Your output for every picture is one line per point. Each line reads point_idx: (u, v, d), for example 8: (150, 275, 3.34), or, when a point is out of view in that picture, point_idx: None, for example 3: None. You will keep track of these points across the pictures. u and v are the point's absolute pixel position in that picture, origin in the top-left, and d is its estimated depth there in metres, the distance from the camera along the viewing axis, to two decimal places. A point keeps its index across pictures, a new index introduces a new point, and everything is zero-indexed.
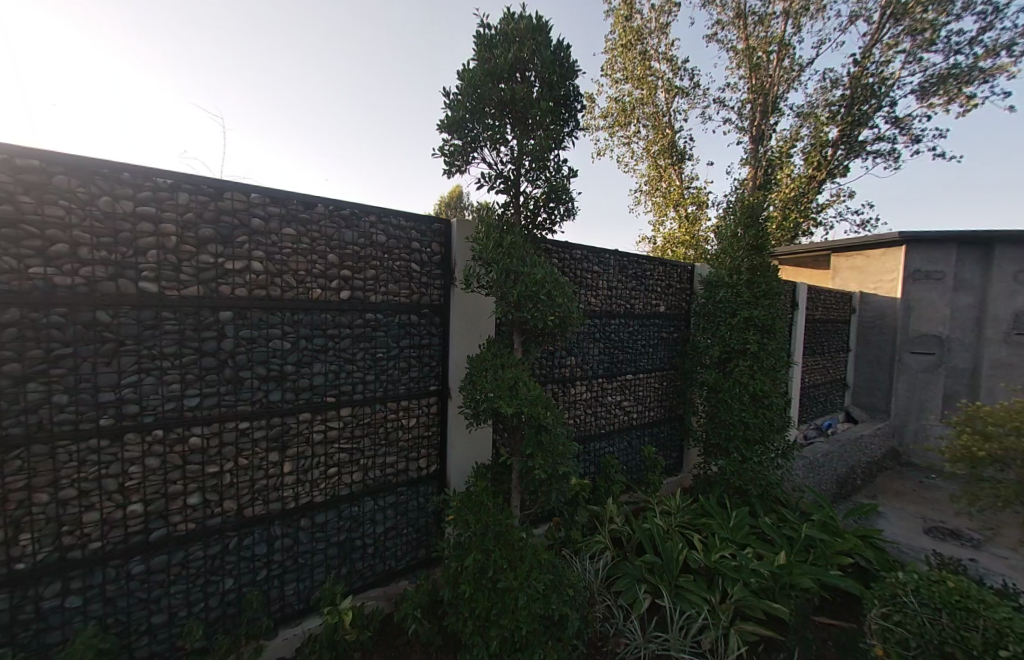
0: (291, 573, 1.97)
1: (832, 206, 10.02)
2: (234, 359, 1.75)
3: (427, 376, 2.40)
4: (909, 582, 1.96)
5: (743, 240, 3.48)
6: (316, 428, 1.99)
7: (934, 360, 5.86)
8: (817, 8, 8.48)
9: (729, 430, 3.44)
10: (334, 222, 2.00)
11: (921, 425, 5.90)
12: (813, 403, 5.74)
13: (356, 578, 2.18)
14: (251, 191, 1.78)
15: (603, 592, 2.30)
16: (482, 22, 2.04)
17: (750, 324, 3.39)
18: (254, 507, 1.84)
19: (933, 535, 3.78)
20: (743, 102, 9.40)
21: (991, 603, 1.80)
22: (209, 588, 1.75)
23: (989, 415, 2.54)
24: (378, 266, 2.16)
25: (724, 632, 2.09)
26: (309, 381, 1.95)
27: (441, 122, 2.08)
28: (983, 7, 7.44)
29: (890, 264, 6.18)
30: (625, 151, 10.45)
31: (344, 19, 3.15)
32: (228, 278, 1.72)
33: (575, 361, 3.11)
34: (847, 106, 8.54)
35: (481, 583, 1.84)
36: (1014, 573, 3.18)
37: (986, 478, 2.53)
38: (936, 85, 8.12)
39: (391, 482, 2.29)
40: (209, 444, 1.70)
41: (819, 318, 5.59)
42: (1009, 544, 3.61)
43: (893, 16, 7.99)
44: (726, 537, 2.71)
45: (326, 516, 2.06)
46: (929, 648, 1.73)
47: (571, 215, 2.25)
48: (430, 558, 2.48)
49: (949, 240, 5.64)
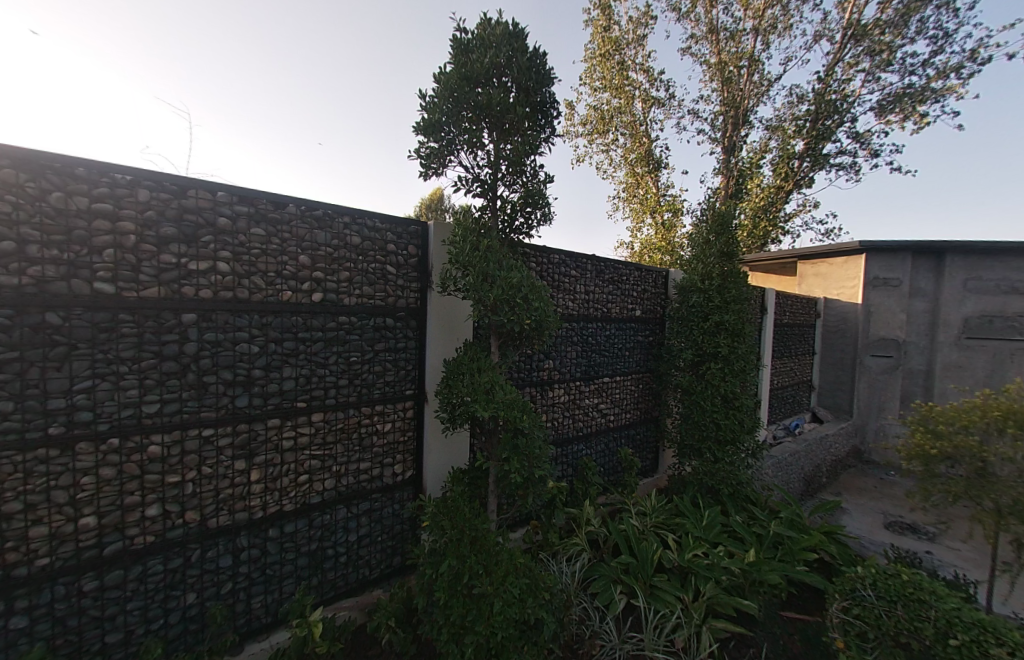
0: (258, 585, 1.89)
1: (799, 215, 10.50)
2: (198, 363, 1.68)
3: (403, 380, 2.36)
4: (867, 576, 2.05)
5: (715, 246, 3.59)
6: (285, 435, 1.93)
7: (892, 362, 6.19)
8: (785, 27, 8.91)
9: (702, 431, 3.54)
10: (306, 222, 1.96)
11: (881, 424, 6.21)
12: (782, 404, 5.95)
13: (328, 589, 2.12)
14: (217, 189, 1.72)
15: (580, 594, 2.31)
16: (459, 26, 2.04)
17: (720, 328, 3.51)
18: (219, 517, 1.77)
19: (892, 529, 3.98)
20: (715, 114, 9.74)
21: (942, 594, 1.89)
22: (169, 604, 1.66)
23: (940, 415, 2.68)
24: (352, 267, 2.12)
25: (697, 629, 2.13)
26: (278, 386, 1.89)
27: (416, 124, 2.07)
28: (934, 31, 7.98)
29: (852, 272, 6.49)
30: (604, 158, 10.69)
31: (318, 18, 3.15)
32: (192, 279, 1.65)
33: (552, 364, 3.14)
34: (813, 121, 8.97)
35: (457, 590, 1.81)
36: (967, 563, 3.37)
37: (938, 475, 2.66)
38: (893, 103, 8.62)
39: (365, 489, 2.24)
40: (169, 452, 1.63)
41: (786, 323, 5.83)
42: (960, 537, 3.84)
43: (854, 37, 8.46)
44: (699, 536, 2.77)
45: (296, 525, 2.00)
46: (887, 639, 1.82)
47: (548, 220, 2.26)
48: (405, 566, 2.43)
49: (905, 249, 5.98)
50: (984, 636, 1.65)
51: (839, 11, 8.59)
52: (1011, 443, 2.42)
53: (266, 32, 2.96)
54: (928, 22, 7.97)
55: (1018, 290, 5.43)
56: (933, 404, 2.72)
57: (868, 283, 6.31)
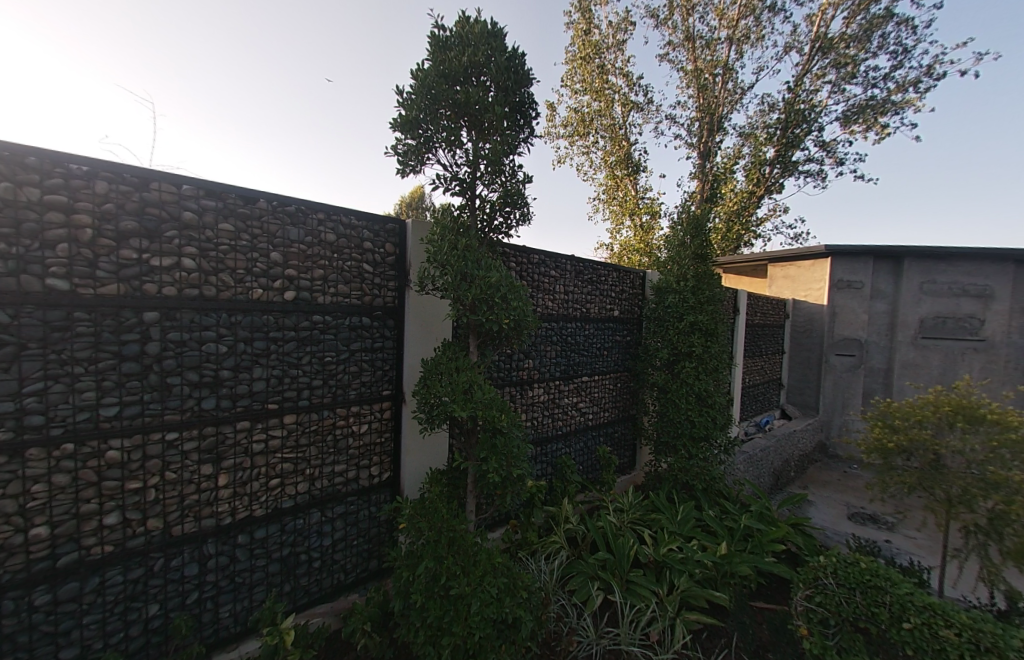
0: (226, 594, 1.82)
1: (770, 220, 10.89)
2: (161, 364, 1.60)
3: (380, 381, 2.32)
4: (829, 565, 2.14)
5: (690, 248, 3.69)
6: (255, 438, 1.87)
7: (855, 360, 6.50)
8: (757, 37, 9.23)
9: (677, 429, 3.63)
10: (278, 218, 1.90)
11: (845, 420, 6.51)
12: (753, 401, 6.15)
13: (301, 596, 2.06)
14: (183, 182, 1.65)
15: (558, 591, 2.33)
16: (437, 23, 2.02)
17: (694, 328, 3.61)
18: (185, 524, 1.69)
19: (855, 520, 4.17)
20: (691, 120, 10.00)
21: (896, 580, 2.00)
22: (129, 616, 1.58)
23: (896, 410, 2.84)
24: (327, 265, 2.07)
25: (671, 622, 2.18)
26: (248, 387, 1.83)
27: (393, 121, 2.04)
28: (895, 47, 8.42)
29: (819, 274, 6.77)
30: (584, 160, 10.81)
31: (298, 17, 3.15)
32: (155, 275, 1.58)
33: (532, 364, 3.15)
34: (783, 129, 9.33)
35: (434, 591, 1.80)
36: (920, 550, 3.58)
37: (896, 467, 2.80)
38: (857, 114, 9.05)
39: (340, 492, 2.19)
40: (129, 457, 1.55)
41: (757, 323, 6.03)
42: (916, 526, 4.06)
43: (821, 49, 8.83)
44: (674, 531, 2.84)
45: (267, 531, 1.93)
46: (846, 625, 1.92)
47: (526, 220, 2.27)
48: (382, 569, 2.40)
49: (867, 253, 6.29)
50: (934, 618, 1.76)
51: (808, 24, 8.97)
52: (960, 436, 2.59)
53: (243, 32, 2.95)
54: (888, 38, 8.41)
55: (966, 294, 5.93)
56: (892, 401, 2.88)
57: (834, 286, 6.59)
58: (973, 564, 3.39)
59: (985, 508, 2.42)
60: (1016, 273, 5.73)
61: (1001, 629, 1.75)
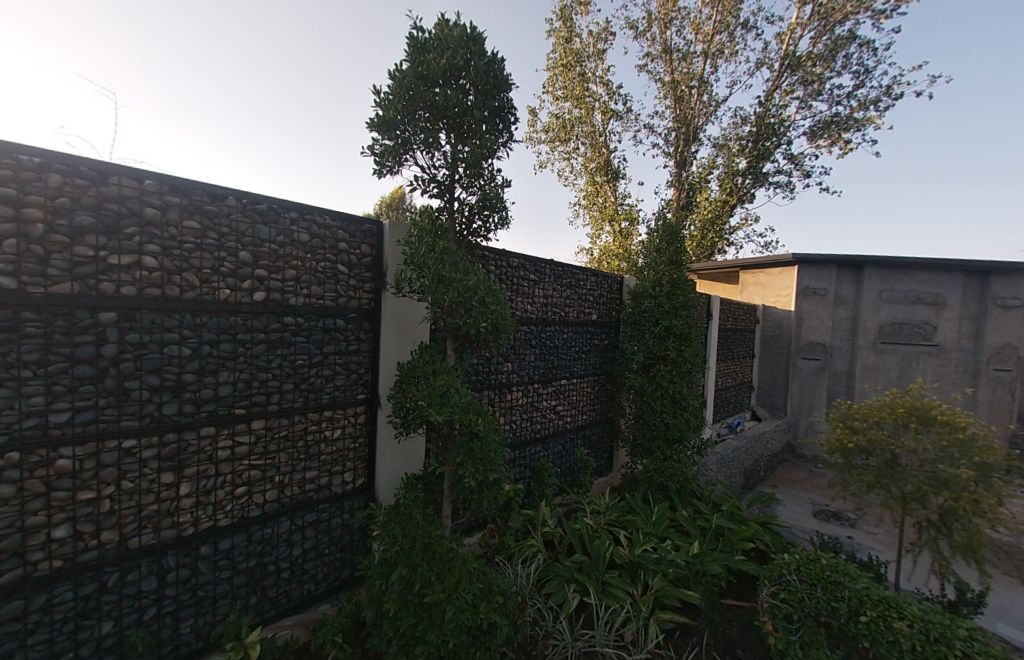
0: (187, 608, 1.74)
1: (742, 229, 11.30)
2: (119, 367, 1.52)
3: (354, 384, 2.27)
4: (792, 562, 2.21)
5: (666, 254, 3.79)
6: (221, 445, 1.79)
7: (821, 364, 6.76)
8: (731, 52, 9.58)
9: (652, 430, 3.71)
10: (247, 216, 1.84)
11: (810, 421, 6.78)
12: (724, 404, 6.32)
13: (268, 608, 1.98)
14: (145, 177, 1.58)
15: (535, 595, 2.33)
16: (416, 24, 2.01)
17: (669, 332, 3.70)
18: (143, 536, 1.61)
19: (820, 517, 4.35)
20: (668, 129, 10.28)
21: (855, 575, 2.09)
22: (79, 636, 1.48)
23: (856, 412, 2.99)
24: (300, 266, 2.02)
25: (645, 622, 2.21)
26: (213, 392, 1.76)
27: (370, 121, 2.01)
28: (857, 67, 8.91)
29: (787, 282, 7.03)
30: (565, 165, 10.94)
31: (278, 19, 3.17)
32: (112, 273, 1.50)
33: (511, 367, 3.16)
34: (754, 141, 9.70)
35: (407, 599, 1.76)
36: (880, 546, 3.76)
37: (857, 466, 2.94)
38: (822, 129, 9.51)
39: (311, 500, 2.13)
40: (82, 466, 1.46)
41: (729, 328, 6.23)
42: (874, 521, 4.28)
43: (790, 66, 9.26)
44: (649, 532, 2.89)
45: (233, 541, 1.86)
46: (807, 619, 2.00)
47: (505, 224, 2.27)
48: (355, 578, 2.34)
49: (831, 262, 6.59)
50: (889, 611, 1.85)
51: (778, 42, 9.40)
52: (914, 435, 2.73)
53: (226, 30, 2.96)
54: (851, 59, 8.89)
55: (921, 301, 6.33)
56: (853, 403, 3.03)
57: (800, 292, 6.86)
58: (927, 558, 3.59)
59: (936, 504, 2.56)
60: (963, 282, 6.21)
61: (949, 619, 1.86)
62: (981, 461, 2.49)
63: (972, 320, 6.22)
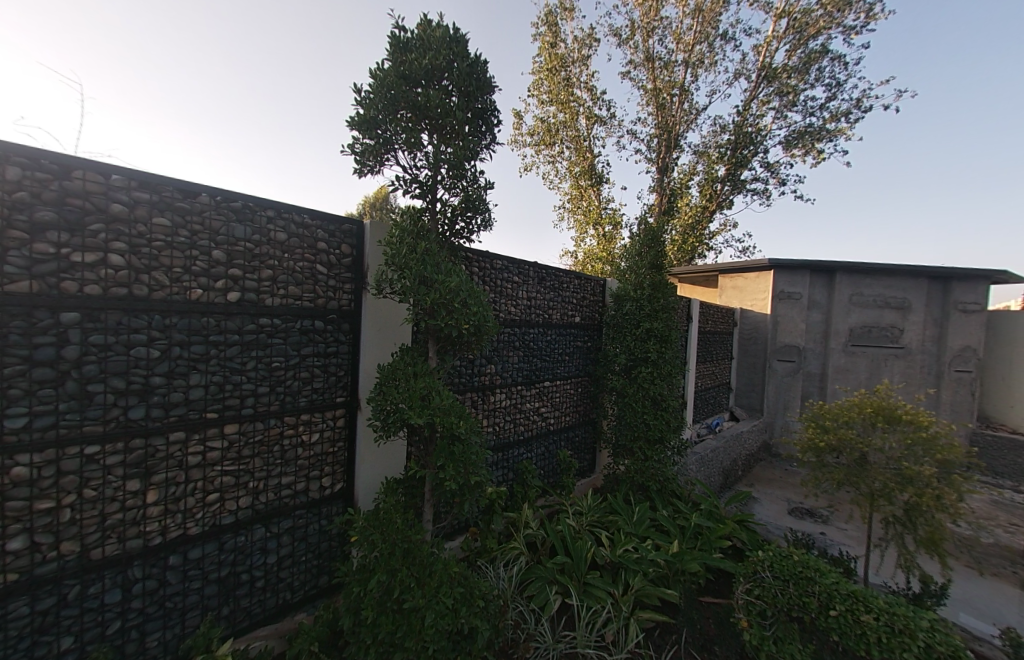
0: (154, 621, 1.66)
1: (721, 234, 11.60)
2: (81, 369, 1.45)
3: (333, 387, 2.23)
4: (767, 559, 2.26)
5: (646, 258, 3.87)
6: (191, 451, 1.73)
7: (795, 365, 6.98)
8: (711, 62, 9.82)
9: (634, 431, 3.77)
10: (221, 214, 1.79)
11: (785, 421, 6.98)
12: (704, 405, 6.45)
13: (241, 618, 1.92)
14: (111, 172, 1.51)
15: (516, 597, 2.33)
16: (397, 23, 2.00)
17: (650, 335, 3.77)
18: (106, 546, 1.53)
19: (794, 514, 4.49)
20: (650, 136, 10.48)
21: (825, 570, 2.15)
22: (35, 653, 1.40)
23: (827, 412, 3.09)
24: (277, 265, 1.97)
25: (625, 622, 2.23)
26: (183, 395, 1.70)
27: (351, 119, 1.99)
28: (829, 80, 9.27)
29: (763, 286, 7.20)
30: (550, 169, 11.03)
31: (263, 20, 3.22)
32: (75, 272, 1.43)
33: (494, 369, 3.16)
34: (732, 149, 10.00)
35: (386, 606, 1.73)
36: (850, 541, 3.90)
37: (827, 464, 3.04)
38: (797, 139, 9.85)
39: (287, 506, 2.07)
40: (40, 474, 1.38)
41: (708, 331, 6.38)
42: (845, 517, 4.44)
43: (766, 78, 9.57)
44: (630, 532, 2.92)
45: (204, 550, 1.79)
46: (780, 615, 2.06)
47: (488, 226, 2.28)
48: (333, 585, 2.28)
49: (805, 267, 6.82)
50: (856, 605, 1.92)
51: (755, 54, 9.70)
52: (881, 435, 2.84)
53: (208, 29, 2.95)
54: (824, 72, 9.24)
55: (888, 305, 6.62)
56: (824, 404, 3.13)
57: (776, 296, 7.03)
58: (893, 551, 3.75)
59: (901, 500, 2.67)
60: (927, 287, 6.53)
61: (912, 610, 1.94)
62: (943, 459, 2.60)
63: (935, 324, 6.55)
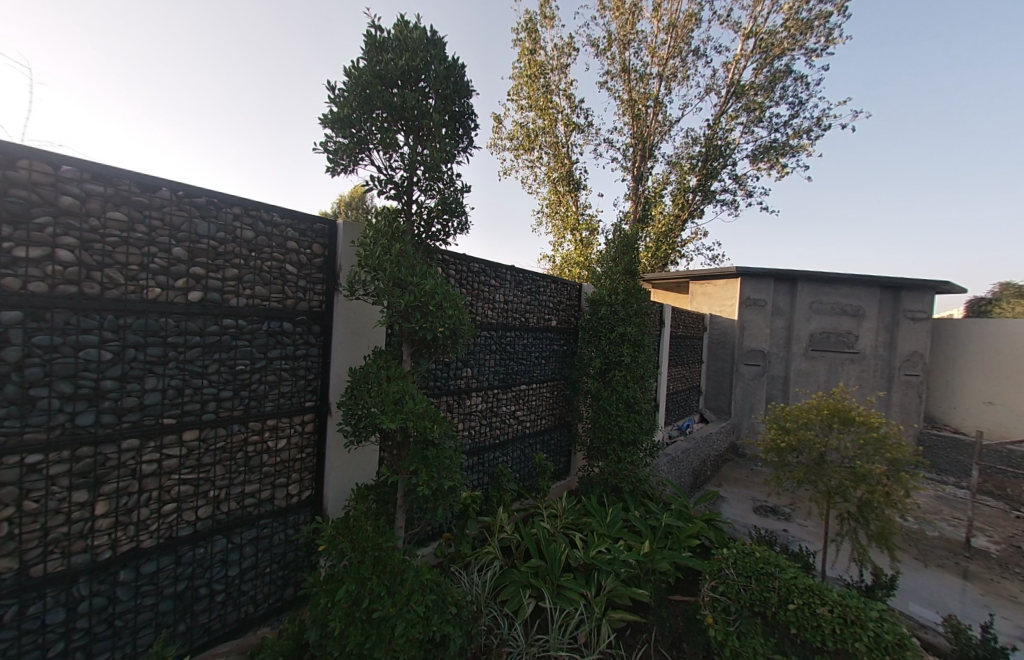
0: (101, 642, 1.55)
1: (692, 242, 12.02)
2: (23, 372, 1.35)
3: (302, 391, 2.16)
4: (731, 557, 2.34)
5: (620, 264, 3.98)
6: (146, 458, 1.64)
7: (760, 369, 7.29)
8: (684, 77, 10.19)
9: (608, 433, 3.85)
10: (183, 210, 1.71)
11: (751, 422, 7.27)
12: (675, 406, 6.63)
13: (199, 635, 1.83)
14: (62, 162, 1.42)
15: (490, 603, 2.32)
16: (374, 23, 1.97)
17: (623, 339, 3.86)
18: (48, 562, 1.43)
19: (759, 512, 4.68)
20: (626, 145, 10.76)
21: (784, 566, 2.24)
22: None
23: (788, 413, 3.25)
24: (242, 265, 1.89)
25: (597, 622, 2.26)
26: (138, 400, 1.60)
27: (325, 117, 1.94)
28: (793, 99, 9.81)
29: (731, 292, 7.48)
30: (529, 173, 11.15)
31: (241, 15, 3.22)
32: (18, 267, 1.33)
33: (470, 372, 3.15)
34: (703, 161, 10.40)
35: (354, 616, 1.68)
36: (809, 536, 4.11)
37: (788, 463, 3.20)
38: (763, 153, 10.34)
39: (250, 516, 1.98)
40: None
41: (680, 335, 6.58)
42: (806, 514, 4.66)
43: (735, 94, 9.98)
44: (603, 533, 2.97)
45: (158, 564, 1.69)
46: (743, 610, 2.12)
47: (464, 229, 2.27)
48: (299, 597, 2.20)
49: (769, 276, 7.13)
50: (813, 598, 2.02)
51: (724, 71, 10.13)
52: (837, 435, 3.01)
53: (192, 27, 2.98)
54: (787, 91, 9.77)
55: (845, 312, 7.03)
56: (785, 405, 3.28)
57: (743, 303, 7.31)
58: (848, 546, 3.96)
59: (855, 497, 2.82)
60: (880, 296, 6.99)
61: (864, 601, 2.05)
62: (892, 457, 2.78)
63: (887, 331, 7.01)
